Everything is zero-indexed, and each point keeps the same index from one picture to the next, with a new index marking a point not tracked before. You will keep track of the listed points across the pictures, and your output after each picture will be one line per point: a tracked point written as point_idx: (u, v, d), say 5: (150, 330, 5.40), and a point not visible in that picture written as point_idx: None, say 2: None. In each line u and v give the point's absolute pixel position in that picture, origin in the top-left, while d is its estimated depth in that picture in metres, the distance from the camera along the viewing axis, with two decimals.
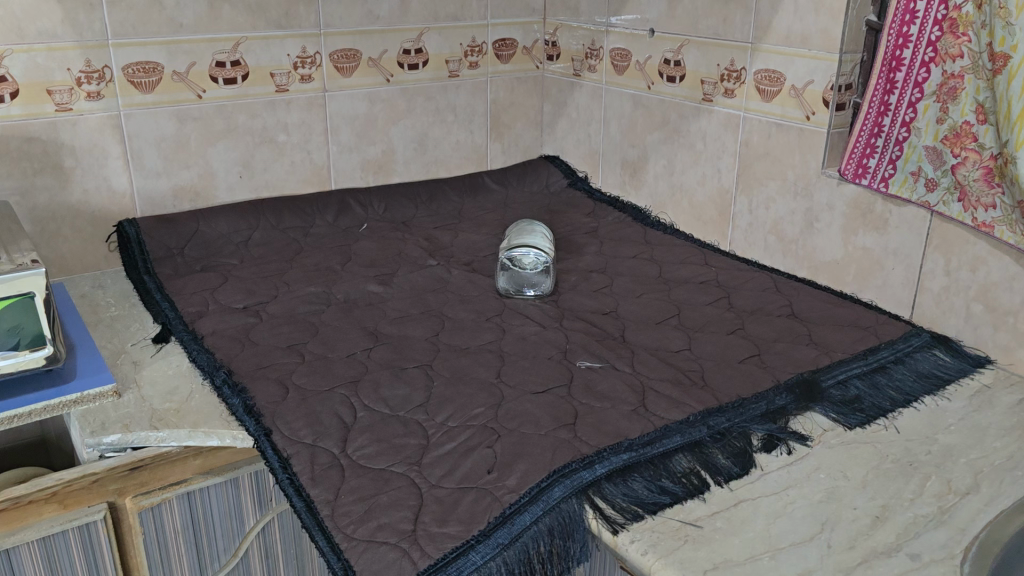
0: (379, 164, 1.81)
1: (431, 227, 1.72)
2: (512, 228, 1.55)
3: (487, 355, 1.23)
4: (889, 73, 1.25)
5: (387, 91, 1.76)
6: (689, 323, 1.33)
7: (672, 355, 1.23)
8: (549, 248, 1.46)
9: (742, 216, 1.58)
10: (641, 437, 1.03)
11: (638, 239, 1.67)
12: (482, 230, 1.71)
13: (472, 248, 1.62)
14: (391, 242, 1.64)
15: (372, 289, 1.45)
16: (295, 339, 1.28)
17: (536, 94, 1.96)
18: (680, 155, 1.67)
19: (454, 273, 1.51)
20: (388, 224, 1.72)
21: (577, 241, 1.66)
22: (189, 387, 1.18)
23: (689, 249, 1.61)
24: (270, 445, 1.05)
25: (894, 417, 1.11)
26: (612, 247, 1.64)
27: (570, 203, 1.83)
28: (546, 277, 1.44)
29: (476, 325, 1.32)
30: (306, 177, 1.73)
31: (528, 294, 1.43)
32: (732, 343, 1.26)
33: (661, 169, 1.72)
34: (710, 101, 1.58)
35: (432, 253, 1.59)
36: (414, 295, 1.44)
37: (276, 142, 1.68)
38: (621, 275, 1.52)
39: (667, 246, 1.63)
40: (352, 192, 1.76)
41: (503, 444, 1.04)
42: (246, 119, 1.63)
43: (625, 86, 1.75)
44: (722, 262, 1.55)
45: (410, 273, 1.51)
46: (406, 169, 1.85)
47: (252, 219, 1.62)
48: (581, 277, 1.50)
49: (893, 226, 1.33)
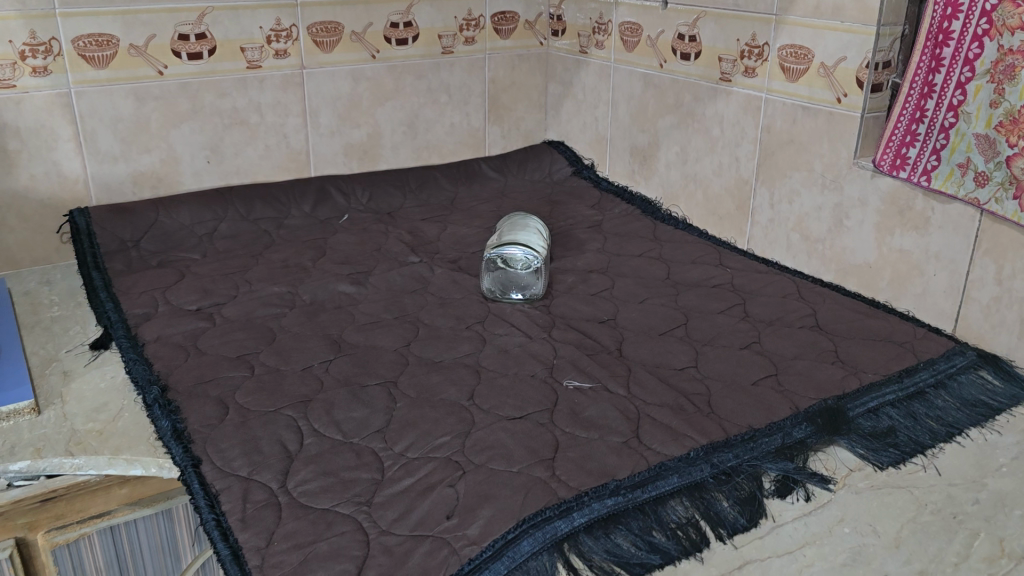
0: (364, 148, 1.65)
1: (418, 218, 1.56)
2: (504, 221, 1.39)
3: (462, 370, 1.07)
4: (935, 49, 1.08)
5: (373, 68, 1.60)
6: (697, 335, 1.16)
7: (675, 373, 1.06)
8: (541, 246, 1.30)
9: (762, 211, 1.40)
10: (630, 477, 0.87)
11: (646, 237, 1.50)
12: (474, 222, 1.55)
13: (460, 244, 1.46)
14: (372, 235, 1.48)
15: (343, 291, 1.30)
16: (247, 348, 1.13)
17: (540, 73, 1.79)
18: (694, 141, 1.49)
19: (436, 273, 1.35)
20: (370, 216, 1.57)
21: (578, 238, 1.49)
22: (120, 405, 1.03)
23: (702, 247, 1.44)
24: (196, 478, 0.90)
25: (934, 456, 0.94)
26: (616, 246, 1.47)
27: (573, 193, 1.67)
28: (535, 279, 1.29)
29: (453, 334, 1.16)
30: (282, 163, 1.58)
31: (515, 297, 1.28)
32: (745, 360, 1.09)
33: (673, 157, 1.55)
34: (728, 80, 1.41)
35: (415, 248, 1.43)
36: (390, 297, 1.28)
37: (248, 124, 1.52)
38: (623, 276, 1.35)
39: (677, 243, 1.46)
40: (333, 179, 1.60)
41: (468, 483, 0.88)
42: (214, 99, 1.48)
43: (635, 64, 1.58)
44: (738, 263, 1.38)
45: (388, 271, 1.36)
46: (394, 155, 1.69)
47: (218, 209, 1.48)
48: (579, 278, 1.34)
49: (935, 226, 1.15)
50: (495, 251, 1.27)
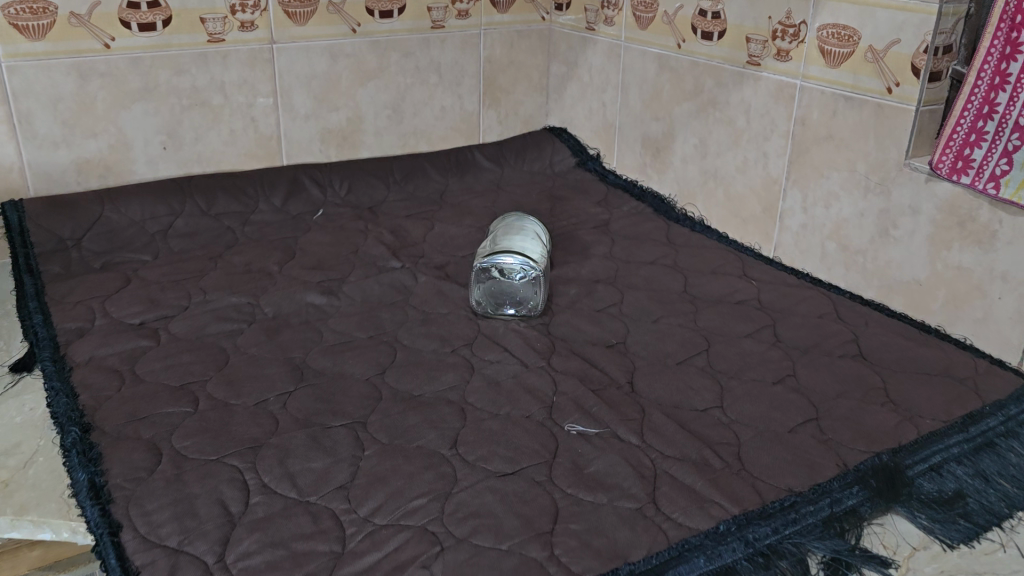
0: (343, 134, 1.47)
1: (402, 215, 1.39)
2: (496, 224, 1.23)
3: (444, 408, 0.90)
4: (1010, 32, 0.91)
5: (353, 44, 1.42)
6: (721, 366, 0.99)
7: (697, 417, 0.90)
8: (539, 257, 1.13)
9: (793, 215, 1.23)
10: (648, 560, 0.71)
11: (659, 243, 1.33)
12: (465, 221, 1.38)
13: (448, 247, 1.29)
14: (349, 235, 1.31)
15: (313, 303, 1.13)
16: (192, 375, 0.96)
17: (542, 51, 1.61)
18: (716, 133, 1.32)
19: (420, 283, 1.18)
20: (349, 212, 1.39)
21: (582, 242, 1.32)
22: (35, 446, 0.86)
23: (723, 254, 1.28)
24: (113, 551, 0.72)
25: (1013, 529, 0.78)
26: (625, 252, 1.30)
27: (577, 188, 1.50)
28: (534, 293, 1.12)
29: (436, 361, 0.99)
30: (249, 150, 1.40)
31: (508, 312, 1.10)
32: (780, 400, 0.93)
33: (691, 150, 1.37)
34: (756, 64, 1.23)
35: (397, 250, 1.26)
36: (365, 311, 1.11)
37: (209, 105, 1.34)
38: (634, 290, 1.18)
39: (694, 249, 1.31)
40: (308, 169, 1.43)
41: (448, 563, 0.71)
42: (170, 76, 1.30)
43: (648, 44, 1.40)
44: (765, 275, 1.22)
45: (365, 278, 1.19)
46: (377, 141, 1.51)
47: (174, 203, 1.30)
48: (583, 291, 1.17)
49: (1003, 242, 0.99)
50: (485, 263, 1.10)
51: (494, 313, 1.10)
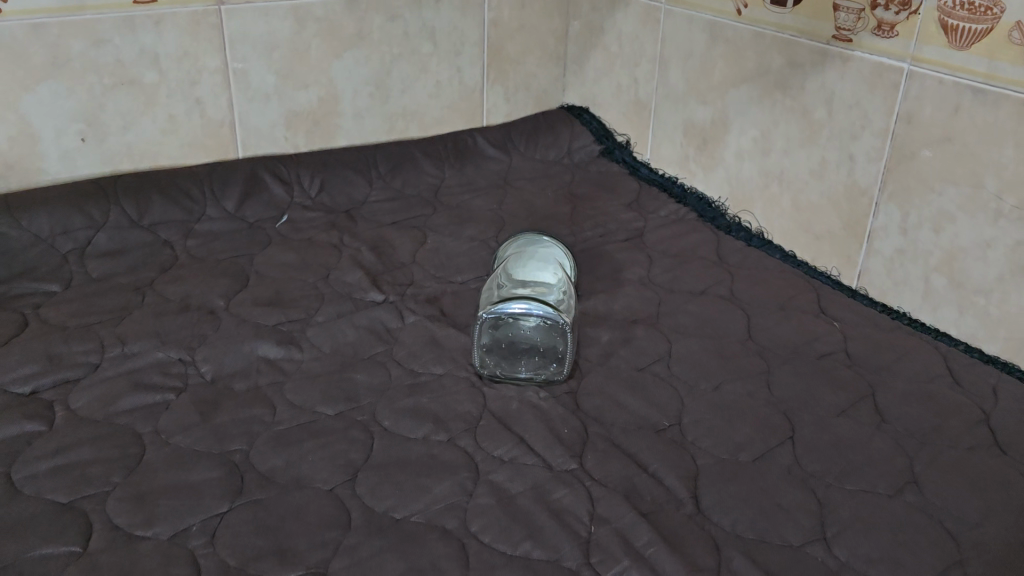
0: (314, 118, 1.18)
1: (387, 224, 1.12)
2: (508, 250, 0.97)
3: (438, 546, 0.64)
4: None
5: (325, 5, 1.12)
6: (813, 467, 0.74)
7: (792, 561, 0.64)
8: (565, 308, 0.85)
9: (886, 237, 0.96)
10: None
11: (708, 264, 1.06)
12: (465, 232, 1.10)
13: (443, 271, 1.02)
14: (318, 252, 1.04)
15: (266, 360, 0.86)
16: (88, 484, 0.69)
17: (560, 13, 1.31)
18: (785, 126, 1.04)
19: (407, 326, 0.92)
20: (320, 219, 1.12)
21: (611, 263, 1.05)
22: None
23: (793, 284, 1.01)
24: None
25: None
26: (667, 277, 1.03)
27: (603, 186, 1.23)
28: (553, 363, 0.84)
29: (427, 457, 0.73)
30: (194, 140, 1.11)
31: (522, 372, 0.83)
32: (905, 529, 0.67)
33: (750, 145, 1.09)
34: (846, 40, 0.94)
35: (379, 274, 0.99)
36: (334, 372, 0.85)
37: (140, 84, 1.05)
38: (683, 335, 0.92)
39: (755, 273, 1.04)
40: (269, 163, 1.15)
41: None
42: (87, 48, 1.01)
43: (700, 8, 1.11)
44: (850, 316, 0.96)
45: (337, 320, 0.92)
46: (356, 126, 1.22)
47: (95, 211, 1.02)
48: (618, 338, 0.91)
49: None
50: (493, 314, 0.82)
51: (514, 367, 0.83)
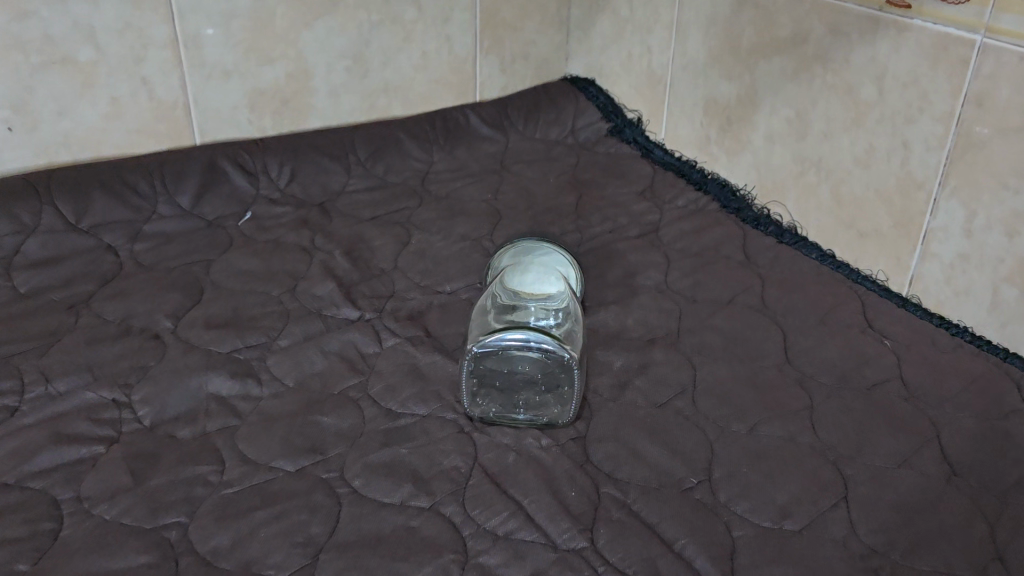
0: (283, 96, 1.03)
1: (367, 218, 0.97)
2: (504, 261, 0.83)
3: None
4: None
5: None
6: (873, 539, 0.61)
7: None
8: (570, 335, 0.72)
9: (946, 239, 0.82)
10: None
11: (735, 266, 0.92)
12: (456, 227, 0.96)
13: (430, 277, 0.88)
14: (285, 256, 0.90)
15: (217, 399, 0.73)
16: None
17: None
18: (827, 105, 0.89)
19: (385, 351, 0.78)
20: (289, 214, 0.98)
21: (624, 266, 0.91)
22: None
23: (834, 290, 0.87)
24: None
25: None
26: (688, 282, 0.89)
27: (612, 170, 1.08)
28: (556, 403, 0.70)
29: (404, 531, 0.61)
30: (142, 125, 0.97)
31: (519, 416, 0.70)
32: None
33: (783, 127, 0.95)
34: (904, 6, 0.79)
35: (353, 285, 0.85)
36: (298, 413, 0.72)
37: (75, 63, 0.90)
38: (709, 359, 0.78)
39: (790, 277, 0.90)
40: (231, 150, 1.00)
41: None
42: (8, 21, 0.86)
43: None
44: (903, 332, 0.82)
45: (304, 344, 0.79)
46: (331, 105, 1.07)
47: (25, 214, 0.88)
48: (634, 364, 0.77)
49: None
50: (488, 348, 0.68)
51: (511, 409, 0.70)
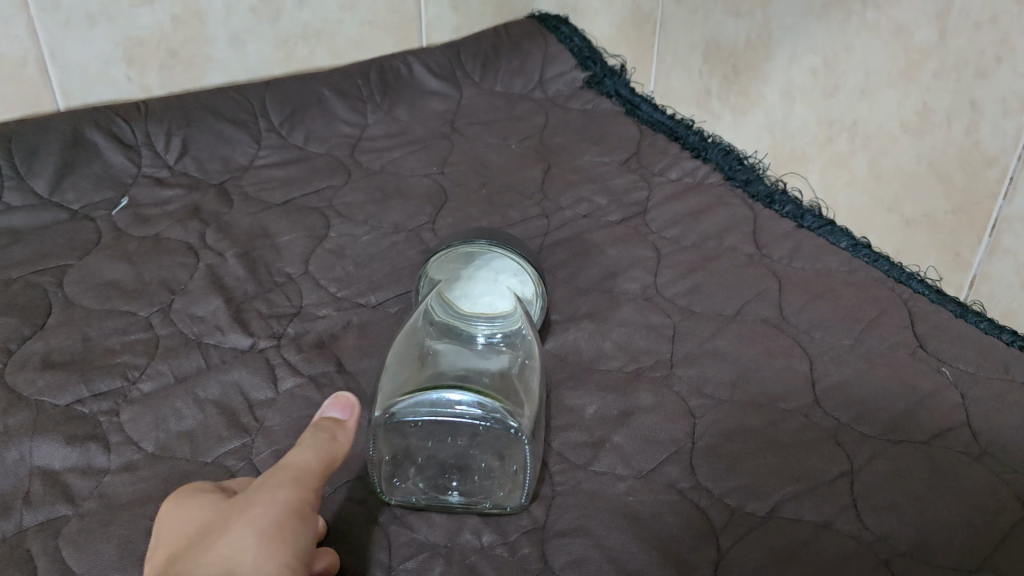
0: (171, 46, 0.82)
1: (277, 201, 0.77)
2: (439, 270, 0.62)
3: None
4: None
5: None
6: None
7: None
8: (521, 382, 0.51)
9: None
10: None
11: (743, 261, 0.72)
12: (388, 212, 0.76)
13: (349, 283, 0.68)
14: (162, 261, 0.69)
15: (44, 475, 0.53)
16: None
17: None
18: (867, 51, 0.68)
19: (281, 398, 0.58)
20: (177, 199, 0.77)
21: (602, 264, 0.71)
22: None
23: (873, 294, 0.68)
24: None
25: None
26: (684, 285, 0.69)
27: (589, 133, 0.87)
28: (502, 484, 0.51)
29: None
30: None
31: (454, 497, 0.50)
32: None
33: (807, 78, 0.74)
34: None
35: (246, 302, 0.66)
36: (152, 498, 0.51)
37: None
38: (712, 402, 0.59)
39: (817, 276, 0.70)
40: (103, 117, 0.78)
41: None
42: None
43: None
44: (966, 352, 0.63)
45: (174, 389, 0.59)
46: (236, 56, 0.86)
47: None
48: (610, 410, 0.58)
49: None
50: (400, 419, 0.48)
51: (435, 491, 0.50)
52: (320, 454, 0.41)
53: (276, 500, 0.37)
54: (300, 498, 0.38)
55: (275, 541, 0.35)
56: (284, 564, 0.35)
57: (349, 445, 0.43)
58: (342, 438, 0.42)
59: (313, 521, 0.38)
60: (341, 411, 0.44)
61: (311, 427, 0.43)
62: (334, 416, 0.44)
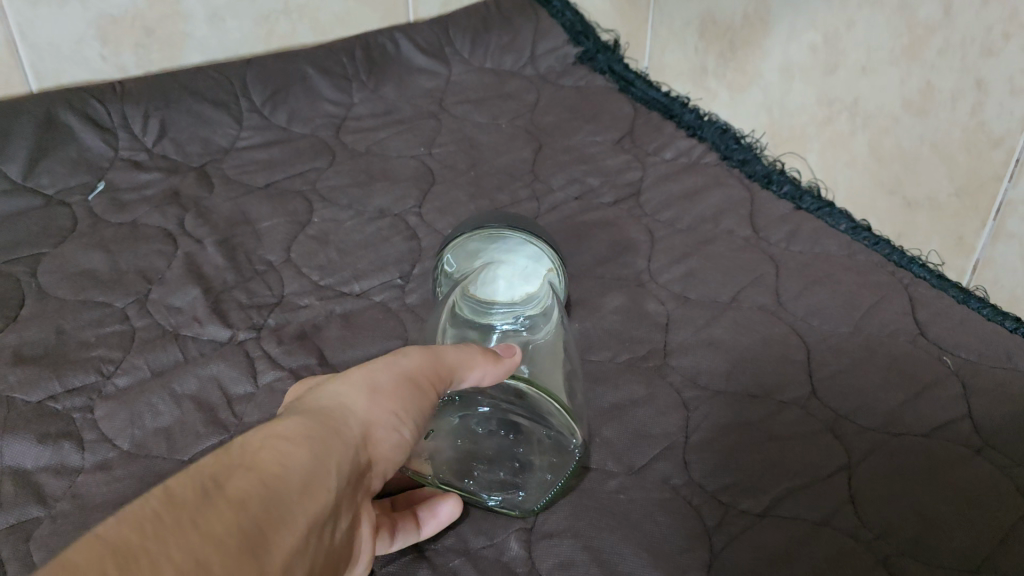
0: (146, 24, 0.79)
1: (260, 185, 0.74)
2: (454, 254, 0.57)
3: None
4: None
5: None
6: None
7: None
8: (554, 368, 0.49)
9: None
10: None
11: (740, 245, 0.69)
12: (373, 196, 0.73)
13: (333, 271, 0.66)
14: (140, 249, 0.67)
15: (16, 475, 0.51)
16: None
17: None
18: (869, 27, 0.65)
19: (260, 392, 0.56)
20: (156, 183, 0.74)
21: (594, 249, 0.69)
22: None
23: (875, 279, 0.66)
24: None
25: None
26: (678, 271, 0.67)
27: (582, 111, 0.85)
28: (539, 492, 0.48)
29: None
30: None
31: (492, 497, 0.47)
32: None
33: (807, 54, 0.71)
34: None
35: (226, 291, 0.63)
36: (126, 500, 0.50)
37: None
38: (707, 394, 0.57)
39: (816, 260, 0.68)
40: (77, 98, 0.76)
41: None
42: None
43: None
44: (968, 340, 0.61)
45: (150, 383, 0.57)
46: (215, 34, 0.83)
47: None
48: (600, 403, 0.56)
49: None
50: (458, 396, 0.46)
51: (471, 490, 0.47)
52: (463, 363, 0.41)
53: (402, 368, 0.39)
54: (419, 387, 0.39)
55: (385, 400, 0.37)
56: (384, 421, 0.36)
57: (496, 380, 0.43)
58: (499, 361, 0.42)
59: (427, 410, 0.39)
60: (504, 352, 0.44)
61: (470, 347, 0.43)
62: (496, 351, 0.44)
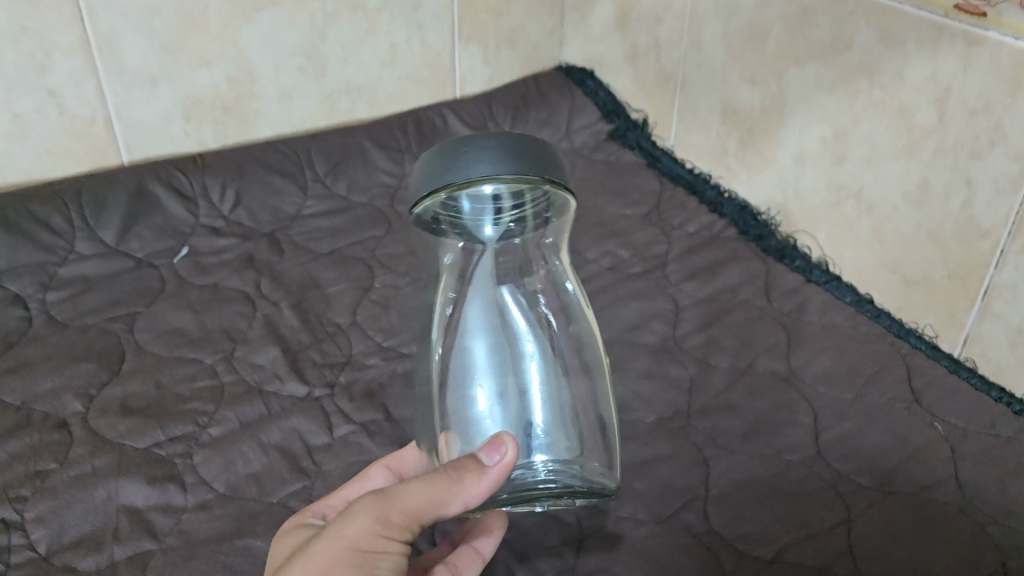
0: (225, 104, 0.88)
1: (325, 252, 0.83)
2: (419, 165, 0.48)
3: None
4: None
5: None
6: None
7: None
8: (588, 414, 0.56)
9: (1013, 301, 0.68)
10: None
11: (755, 315, 0.78)
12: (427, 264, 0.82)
13: (394, 334, 0.74)
14: (223, 310, 0.76)
15: (130, 512, 0.59)
16: None
17: None
18: (873, 127, 0.74)
19: (336, 444, 0.65)
20: (233, 247, 0.83)
21: (624, 317, 0.77)
22: None
23: (875, 349, 0.74)
24: None
25: None
26: (699, 339, 0.75)
27: (613, 185, 0.94)
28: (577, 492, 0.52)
29: None
30: (56, 144, 0.81)
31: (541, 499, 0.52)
32: None
33: (817, 145, 0.80)
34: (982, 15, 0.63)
35: (302, 351, 0.72)
36: (225, 536, 0.58)
37: None
38: (725, 453, 0.65)
39: (823, 331, 0.76)
40: (163, 170, 0.85)
41: None
42: None
43: None
44: (957, 407, 0.68)
45: (239, 433, 0.65)
46: (284, 112, 0.92)
47: None
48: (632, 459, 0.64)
49: None
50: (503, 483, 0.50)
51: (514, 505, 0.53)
52: (427, 498, 0.44)
53: (345, 538, 0.43)
54: (369, 548, 0.43)
55: None
56: None
57: (486, 489, 0.45)
58: (476, 478, 0.44)
59: (393, 558, 0.44)
60: (492, 454, 0.45)
61: (453, 462, 0.45)
62: (480, 458, 0.45)
